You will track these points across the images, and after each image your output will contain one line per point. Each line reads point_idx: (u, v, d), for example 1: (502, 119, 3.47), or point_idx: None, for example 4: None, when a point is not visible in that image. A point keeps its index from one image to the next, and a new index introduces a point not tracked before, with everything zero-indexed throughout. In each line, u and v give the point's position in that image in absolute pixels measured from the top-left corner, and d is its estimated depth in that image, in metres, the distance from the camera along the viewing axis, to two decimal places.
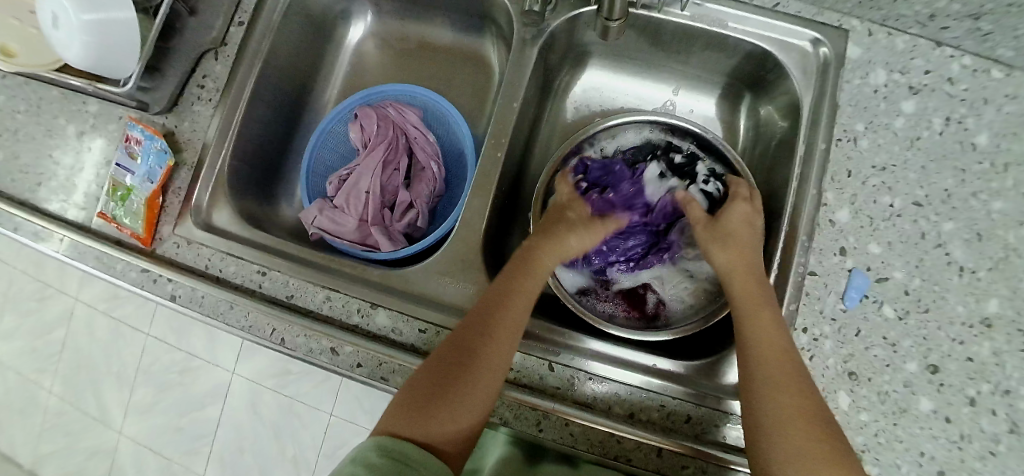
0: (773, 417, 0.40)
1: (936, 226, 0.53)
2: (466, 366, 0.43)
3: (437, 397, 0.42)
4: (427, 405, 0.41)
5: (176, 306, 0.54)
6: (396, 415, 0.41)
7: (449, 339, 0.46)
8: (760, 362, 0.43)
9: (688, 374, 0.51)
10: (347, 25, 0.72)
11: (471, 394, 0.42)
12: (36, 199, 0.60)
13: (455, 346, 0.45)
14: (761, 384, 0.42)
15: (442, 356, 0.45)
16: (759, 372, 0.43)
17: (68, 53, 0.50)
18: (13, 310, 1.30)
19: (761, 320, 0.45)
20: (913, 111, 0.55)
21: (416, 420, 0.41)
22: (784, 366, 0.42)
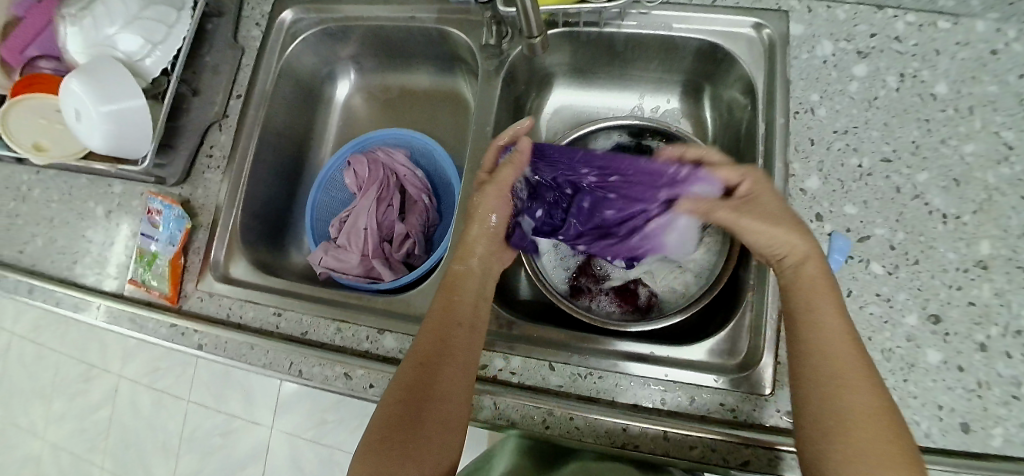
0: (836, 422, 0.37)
1: (909, 178, 0.54)
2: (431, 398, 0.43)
3: (396, 449, 0.40)
4: (396, 449, 0.40)
5: (203, 353, 0.58)
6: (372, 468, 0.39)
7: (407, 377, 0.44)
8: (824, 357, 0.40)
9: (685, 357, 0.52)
10: (335, 84, 0.79)
11: (437, 431, 0.42)
12: (74, 275, 0.67)
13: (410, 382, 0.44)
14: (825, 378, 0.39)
15: (394, 403, 0.43)
16: (820, 368, 0.39)
17: (93, 142, 0.57)
18: (64, 394, 1.38)
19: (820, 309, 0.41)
20: (865, 73, 0.57)
21: (391, 470, 0.39)
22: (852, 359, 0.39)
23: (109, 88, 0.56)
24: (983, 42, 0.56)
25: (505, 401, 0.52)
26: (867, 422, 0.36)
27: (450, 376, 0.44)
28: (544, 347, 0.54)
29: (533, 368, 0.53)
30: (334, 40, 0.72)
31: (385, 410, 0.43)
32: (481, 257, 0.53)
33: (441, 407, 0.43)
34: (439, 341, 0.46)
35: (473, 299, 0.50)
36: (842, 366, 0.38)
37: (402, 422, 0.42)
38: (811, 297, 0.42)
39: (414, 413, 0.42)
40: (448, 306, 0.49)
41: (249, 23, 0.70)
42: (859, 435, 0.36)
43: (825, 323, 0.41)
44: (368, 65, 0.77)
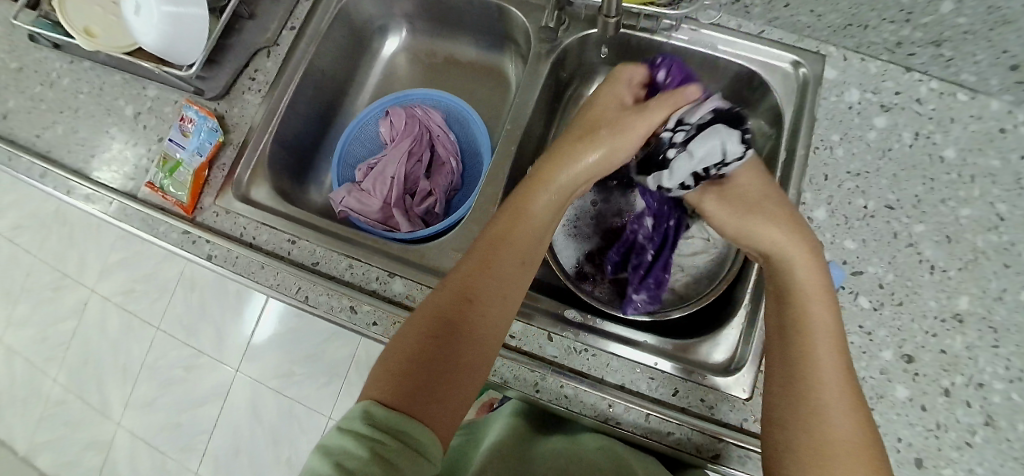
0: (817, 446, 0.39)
1: (907, 227, 0.57)
2: (467, 323, 0.43)
3: (423, 366, 0.40)
4: (424, 369, 0.40)
5: (212, 264, 0.59)
6: (387, 386, 0.39)
7: (443, 298, 0.44)
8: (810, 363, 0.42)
9: (675, 352, 0.55)
10: (383, 39, 0.80)
11: (471, 359, 0.42)
12: (88, 168, 0.67)
13: (452, 301, 0.44)
14: (806, 389, 0.41)
15: (427, 325, 0.43)
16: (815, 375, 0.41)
17: (145, 38, 0.58)
18: (32, 298, 1.35)
19: (817, 300, 0.44)
20: (885, 125, 0.61)
21: (411, 389, 0.38)
22: (839, 376, 0.41)
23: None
24: (994, 120, 0.60)
25: (501, 360, 0.54)
26: (835, 448, 0.39)
27: (483, 312, 0.44)
28: (546, 317, 0.56)
29: (532, 335, 0.55)
30: None
31: (421, 329, 0.42)
32: (559, 186, 0.52)
33: (474, 340, 0.43)
34: (483, 270, 0.46)
35: (534, 234, 0.50)
36: (827, 374, 0.41)
37: (435, 337, 0.42)
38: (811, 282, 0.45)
39: (451, 332, 0.42)
40: (508, 233, 0.49)
41: None
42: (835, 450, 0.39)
43: (819, 318, 0.44)
44: (420, 27, 0.79)
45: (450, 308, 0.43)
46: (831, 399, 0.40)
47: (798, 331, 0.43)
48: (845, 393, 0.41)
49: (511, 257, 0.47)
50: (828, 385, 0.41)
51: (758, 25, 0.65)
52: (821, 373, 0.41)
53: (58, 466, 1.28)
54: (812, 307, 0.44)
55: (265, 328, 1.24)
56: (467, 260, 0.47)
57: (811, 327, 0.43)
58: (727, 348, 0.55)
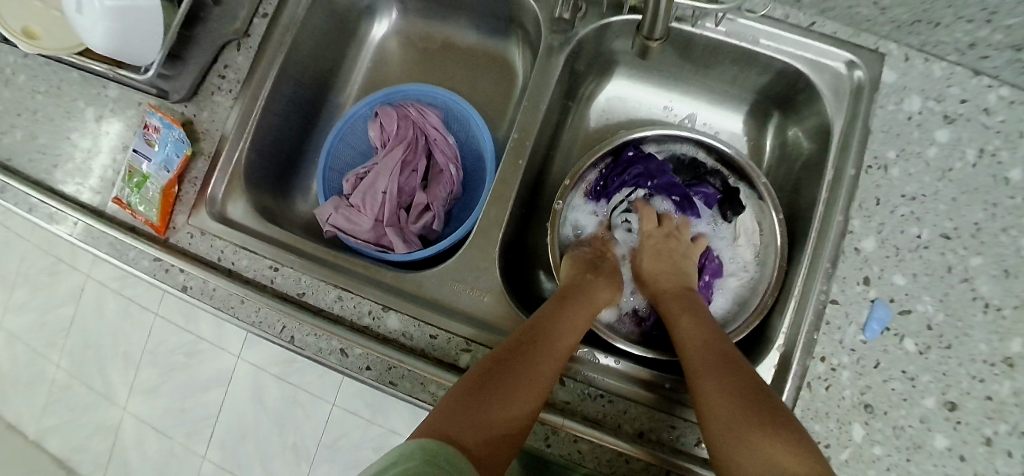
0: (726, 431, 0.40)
1: (963, 259, 0.51)
2: (521, 371, 0.43)
3: (479, 393, 0.41)
4: (473, 404, 0.41)
5: (188, 297, 0.54)
6: (440, 418, 0.39)
7: (502, 347, 0.46)
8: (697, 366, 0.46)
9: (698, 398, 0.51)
10: (372, 21, 0.70)
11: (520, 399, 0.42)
12: (52, 181, 0.59)
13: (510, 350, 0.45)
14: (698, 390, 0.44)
15: (485, 368, 0.44)
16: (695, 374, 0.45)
17: (92, 38, 0.49)
18: (25, 284, 1.31)
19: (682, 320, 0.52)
20: (947, 140, 0.53)
21: (459, 420, 0.39)
22: (718, 364, 0.45)
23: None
24: None
25: None
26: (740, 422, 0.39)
27: (545, 355, 0.45)
28: None
29: None
30: None
31: (484, 363, 0.45)
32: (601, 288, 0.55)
33: (530, 375, 0.43)
34: (546, 320, 0.48)
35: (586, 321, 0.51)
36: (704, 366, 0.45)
37: (493, 377, 0.43)
38: (678, 307, 0.53)
39: (504, 374, 0.43)
40: (569, 298, 0.52)
41: None
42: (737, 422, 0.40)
43: (695, 328, 0.50)
44: (413, 7, 0.69)
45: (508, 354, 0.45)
46: (718, 380, 0.43)
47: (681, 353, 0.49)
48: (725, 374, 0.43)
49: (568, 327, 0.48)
50: (710, 370, 0.44)
51: (809, 15, 0.56)
52: (699, 362, 0.46)
53: (69, 450, 1.29)
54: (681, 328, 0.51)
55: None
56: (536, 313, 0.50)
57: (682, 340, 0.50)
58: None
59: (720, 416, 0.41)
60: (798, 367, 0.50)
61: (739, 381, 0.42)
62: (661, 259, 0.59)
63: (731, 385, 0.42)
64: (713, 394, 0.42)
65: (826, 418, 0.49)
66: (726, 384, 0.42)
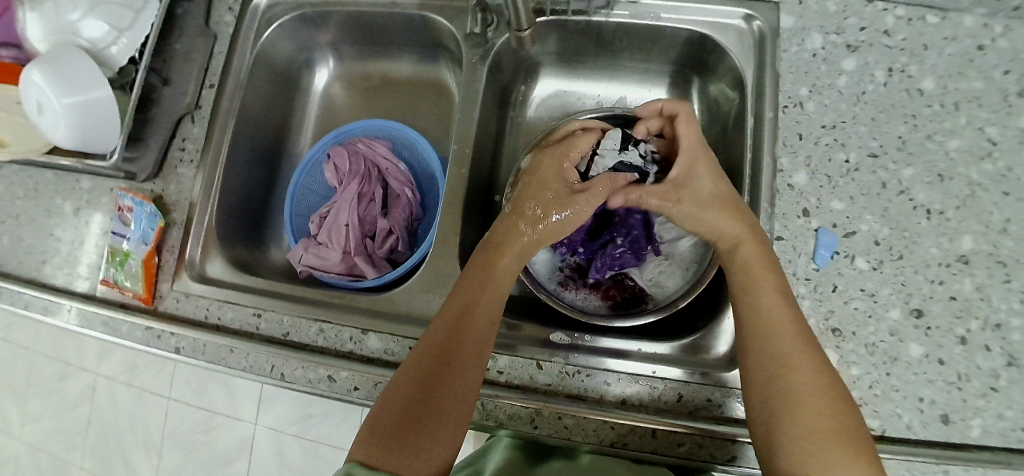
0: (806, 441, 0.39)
1: (895, 173, 0.54)
2: (447, 375, 0.43)
3: (405, 428, 0.40)
4: (408, 427, 0.41)
5: (181, 357, 0.57)
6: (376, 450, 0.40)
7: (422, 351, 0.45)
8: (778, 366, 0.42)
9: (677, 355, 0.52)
10: (313, 73, 0.75)
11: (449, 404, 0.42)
12: (42, 276, 0.64)
13: (435, 349, 0.44)
14: (775, 392, 0.41)
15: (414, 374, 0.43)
16: (773, 373, 0.42)
17: (58, 136, 0.54)
18: (38, 392, 1.33)
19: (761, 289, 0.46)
20: (854, 67, 0.56)
21: (393, 450, 0.39)
22: (796, 370, 0.41)
23: (60, 55, 0.52)
24: (971, 38, 0.56)
25: (494, 401, 0.51)
26: (820, 436, 0.38)
27: (461, 369, 0.44)
28: (531, 345, 0.54)
29: (520, 367, 0.53)
30: (311, 26, 0.68)
31: (399, 389, 0.43)
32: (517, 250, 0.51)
33: (455, 393, 0.43)
34: (462, 326, 0.46)
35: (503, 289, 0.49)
36: (794, 376, 0.41)
37: (422, 388, 0.43)
38: (745, 273, 0.47)
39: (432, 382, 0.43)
40: (479, 287, 0.48)
41: (221, 8, 0.66)
42: (819, 434, 0.38)
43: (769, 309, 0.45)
44: (348, 52, 0.74)
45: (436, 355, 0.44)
46: (797, 395, 0.40)
47: (762, 333, 0.44)
48: (814, 381, 0.41)
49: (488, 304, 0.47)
50: (773, 370, 0.42)
51: None
52: (782, 355, 0.42)
53: None
54: (750, 299, 0.46)
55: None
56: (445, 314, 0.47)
57: (755, 317, 0.45)
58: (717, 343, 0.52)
59: (808, 410, 0.39)
60: None
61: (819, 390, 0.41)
62: (723, 187, 0.51)
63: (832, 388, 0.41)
64: (796, 400, 0.40)
65: None
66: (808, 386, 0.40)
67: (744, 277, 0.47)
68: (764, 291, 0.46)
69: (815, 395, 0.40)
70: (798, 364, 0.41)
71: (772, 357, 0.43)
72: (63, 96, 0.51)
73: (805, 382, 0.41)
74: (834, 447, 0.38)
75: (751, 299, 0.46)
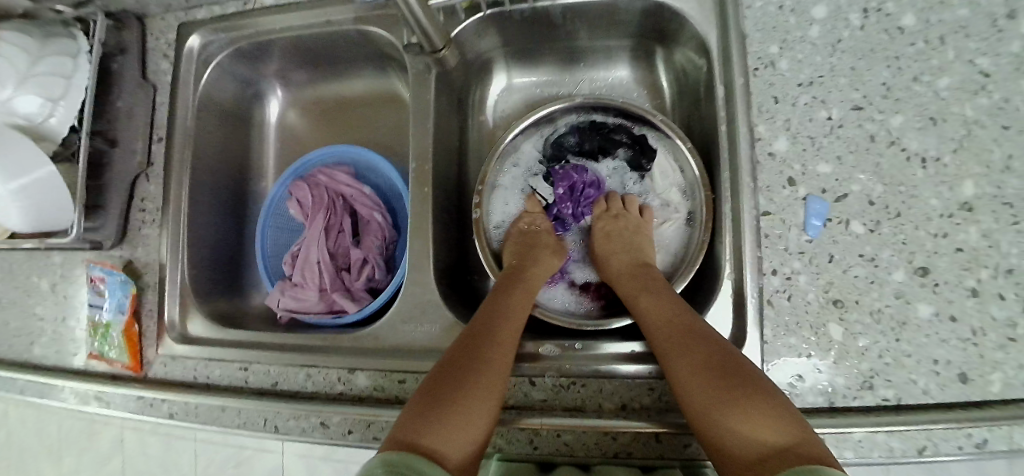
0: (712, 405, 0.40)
1: (884, 124, 0.50)
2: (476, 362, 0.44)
3: (434, 406, 0.40)
4: (439, 406, 0.41)
5: (175, 422, 0.56)
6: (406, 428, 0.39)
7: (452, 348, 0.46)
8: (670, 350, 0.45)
9: None
10: (264, 105, 0.72)
11: (479, 387, 0.42)
12: (32, 357, 0.63)
13: (463, 344, 0.46)
14: (677, 372, 0.43)
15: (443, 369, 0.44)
16: (671, 357, 0.45)
17: (13, 220, 0.53)
18: (71, 449, 1.36)
19: (644, 296, 0.51)
20: (825, 14, 0.52)
21: (426, 425, 0.39)
22: (694, 344, 0.44)
23: None
24: None
25: None
26: (722, 397, 0.40)
27: (472, 391, 0.42)
28: (524, 362, 0.52)
29: (513, 386, 0.51)
30: (251, 58, 0.65)
31: (418, 396, 0.42)
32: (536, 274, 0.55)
33: (471, 397, 0.42)
34: (479, 335, 0.47)
35: (525, 300, 0.52)
36: (682, 350, 0.44)
37: (453, 374, 0.43)
38: (635, 287, 0.53)
39: (463, 365, 0.44)
40: (503, 306, 0.50)
41: (154, 56, 0.64)
42: (722, 401, 0.40)
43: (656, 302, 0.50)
44: (297, 79, 0.71)
45: (465, 349, 0.46)
46: (693, 360, 0.43)
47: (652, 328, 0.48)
48: (704, 348, 0.43)
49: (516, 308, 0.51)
50: (679, 350, 0.44)
51: None
52: (668, 333, 0.46)
53: None
54: (643, 301, 0.51)
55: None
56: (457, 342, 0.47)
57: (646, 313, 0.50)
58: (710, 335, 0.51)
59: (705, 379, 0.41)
60: (752, 289, 0.50)
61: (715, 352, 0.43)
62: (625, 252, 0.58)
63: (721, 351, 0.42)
64: (691, 371, 0.43)
65: (799, 327, 0.48)
66: (691, 355, 0.43)
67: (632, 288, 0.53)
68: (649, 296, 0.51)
69: (695, 362, 0.43)
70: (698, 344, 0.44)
71: (678, 347, 0.45)
72: (10, 181, 0.50)
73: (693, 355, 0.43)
74: (745, 412, 0.39)
75: (643, 306, 0.51)
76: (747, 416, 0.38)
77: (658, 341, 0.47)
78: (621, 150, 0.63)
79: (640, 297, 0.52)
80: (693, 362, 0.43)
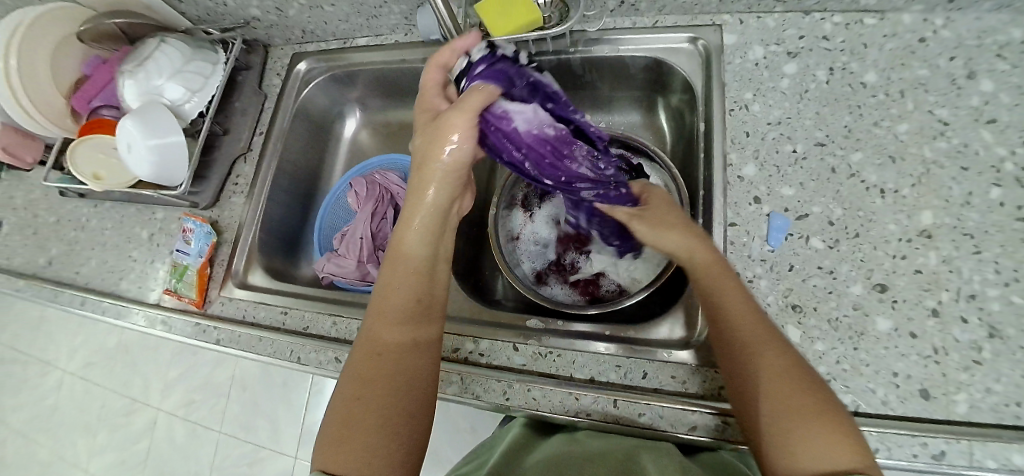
0: (785, 427, 0.40)
1: (844, 159, 0.57)
2: (376, 367, 0.47)
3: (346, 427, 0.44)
4: (348, 421, 0.45)
5: (220, 347, 0.67)
6: (328, 451, 0.44)
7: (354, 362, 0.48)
8: (749, 358, 0.44)
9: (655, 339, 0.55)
10: (341, 123, 0.91)
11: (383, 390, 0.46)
12: (121, 289, 0.78)
13: (363, 356, 0.48)
14: (759, 380, 0.42)
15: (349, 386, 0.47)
16: (752, 365, 0.43)
17: (140, 170, 0.68)
18: (109, 425, 1.48)
19: (726, 287, 0.47)
20: (795, 70, 0.62)
21: (340, 444, 0.43)
22: (767, 361, 0.43)
23: (148, 110, 0.68)
24: (911, 33, 0.61)
25: (470, 377, 0.56)
26: (798, 420, 0.39)
27: (376, 397, 0.45)
28: (510, 330, 0.59)
29: (498, 348, 0.58)
30: (342, 85, 0.84)
31: (333, 417, 0.46)
32: (414, 240, 0.51)
33: (378, 403, 0.45)
34: (374, 343, 0.48)
35: (411, 271, 0.51)
36: (773, 363, 0.43)
37: (357, 386, 0.46)
38: (718, 272, 0.49)
39: (364, 379, 0.47)
40: (391, 294, 0.50)
41: (271, 76, 0.85)
42: (798, 426, 0.39)
43: (732, 297, 0.47)
44: (370, 105, 0.89)
45: (364, 361, 0.48)
46: (774, 377, 0.42)
47: (726, 328, 0.46)
48: (789, 364, 0.43)
49: (400, 289, 0.50)
50: (756, 360, 0.43)
51: (652, 16, 0.69)
52: (749, 338, 0.44)
53: None
54: (720, 291, 0.47)
55: (324, 414, 1.27)
56: (354, 353, 0.49)
57: (728, 311, 0.46)
58: (678, 325, 0.56)
59: (787, 397, 0.41)
60: None
61: (793, 372, 0.42)
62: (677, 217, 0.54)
63: (806, 370, 0.43)
64: (768, 385, 0.42)
65: None
66: (780, 374, 0.42)
67: (706, 279, 0.49)
68: (730, 291, 0.47)
69: (774, 378, 0.42)
70: (775, 361, 0.42)
71: (752, 358, 0.43)
72: (148, 137, 0.66)
73: (774, 365, 0.42)
74: (823, 436, 0.38)
75: (717, 298, 0.47)
76: (826, 441, 0.38)
77: (737, 338, 0.45)
78: None
79: (722, 284, 0.47)
80: (776, 381, 0.42)
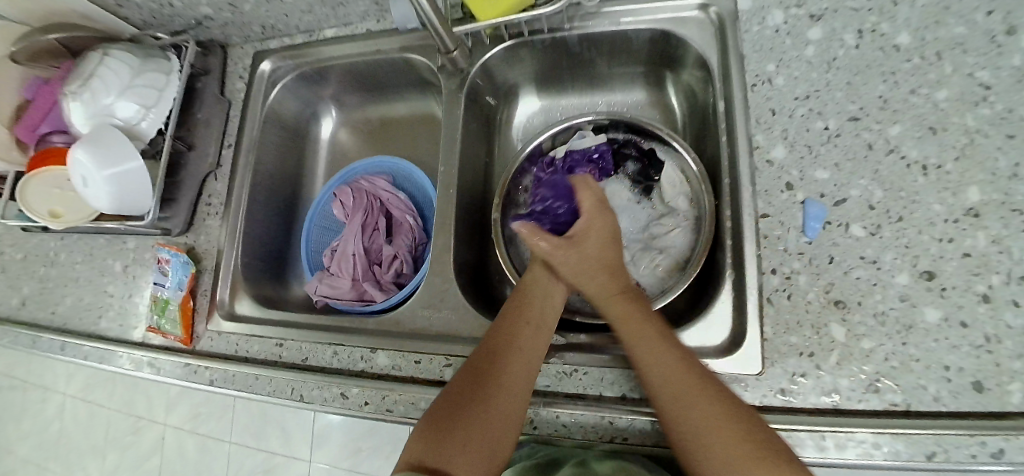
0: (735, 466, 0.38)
1: (881, 134, 0.52)
2: (488, 388, 0.46)
3: (450, 426, 0.43)
4: (450, 424, 0.43)
5: (215, 388, 0.62)
6: (419, 449, 0.42)
7: (462, 374, 0.48)
8: (670, 398, 0.43)
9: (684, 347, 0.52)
10: (318, 123, 0.83)
11: (492, 416, 0.44)
12: (100, 329, 0.72)
13: (473, 371, 0.47)
14: (680, 422, 0.42)
15: (456, 392, 0.46)
16: (671, 407, 0.43)
17: (101, 204, 0.61)
18: (116, 446, 1.44)
19: (635, 331, 0.47)
20: (821, 36, 0.56)
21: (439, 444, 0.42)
22: (691, 401, 0.42)
23: (98, 133, 0.60)
24: None
25: None
26: (743, 463, 0.38)
27: (487, 415, 0.44)
28: None
29: None
30: (314, 81, 0.76)
31: (431, 415, 0.45)
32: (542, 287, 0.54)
33: (484, 420, 0.44)
34: (488, 363, 0.47)
35: (542, 315, 0.52)
36: (685, 405, 0.42)
37: (466, 393, 0.46)
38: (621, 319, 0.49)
39: (477, 392, 0.45)
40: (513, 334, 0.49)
41: (232, 77, 0.76)
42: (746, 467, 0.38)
43: (644, 342, 0.47)
44: (347, 101, 0.81)
45: (473, 375, 0.47)
46: (694, 419, 0.41)
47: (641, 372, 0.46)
48: (717, 405, 0.41)
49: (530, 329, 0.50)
50: (685, 401, 0.42)
51: None
52: (658, 382, 0.44)
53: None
54: (630, 336, 0.47)
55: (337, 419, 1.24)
56: (467, 364, 0.48)
57: (640, 354, 0.46)
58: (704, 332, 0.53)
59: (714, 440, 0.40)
60: (754, 284, 0.51)
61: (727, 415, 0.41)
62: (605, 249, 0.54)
63: (742, 413, 0.41)
64: (697, 425, 0.41)
65: (800, 326, 0.49)
66: (713, 413, 0.41)
67: (625, 321, 0.49)
68: (646, 332, 0.47)
69: (697, 419, 0.41)
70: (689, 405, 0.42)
71: (669, 398, 0.43)
72: (104, 167, 0.59)
73: (694, 409, 0.41)
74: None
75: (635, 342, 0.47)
76: None
77: (649, 380, 0.45)
78: (629, 163, 0.66)
79: (644, 326, 0.48)
80: (699, 423, 0.41)
